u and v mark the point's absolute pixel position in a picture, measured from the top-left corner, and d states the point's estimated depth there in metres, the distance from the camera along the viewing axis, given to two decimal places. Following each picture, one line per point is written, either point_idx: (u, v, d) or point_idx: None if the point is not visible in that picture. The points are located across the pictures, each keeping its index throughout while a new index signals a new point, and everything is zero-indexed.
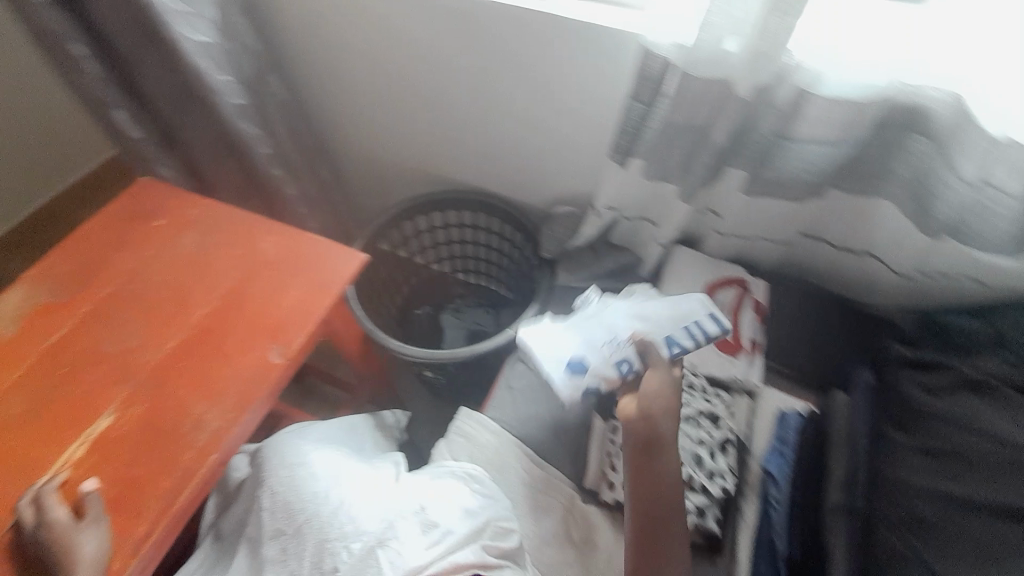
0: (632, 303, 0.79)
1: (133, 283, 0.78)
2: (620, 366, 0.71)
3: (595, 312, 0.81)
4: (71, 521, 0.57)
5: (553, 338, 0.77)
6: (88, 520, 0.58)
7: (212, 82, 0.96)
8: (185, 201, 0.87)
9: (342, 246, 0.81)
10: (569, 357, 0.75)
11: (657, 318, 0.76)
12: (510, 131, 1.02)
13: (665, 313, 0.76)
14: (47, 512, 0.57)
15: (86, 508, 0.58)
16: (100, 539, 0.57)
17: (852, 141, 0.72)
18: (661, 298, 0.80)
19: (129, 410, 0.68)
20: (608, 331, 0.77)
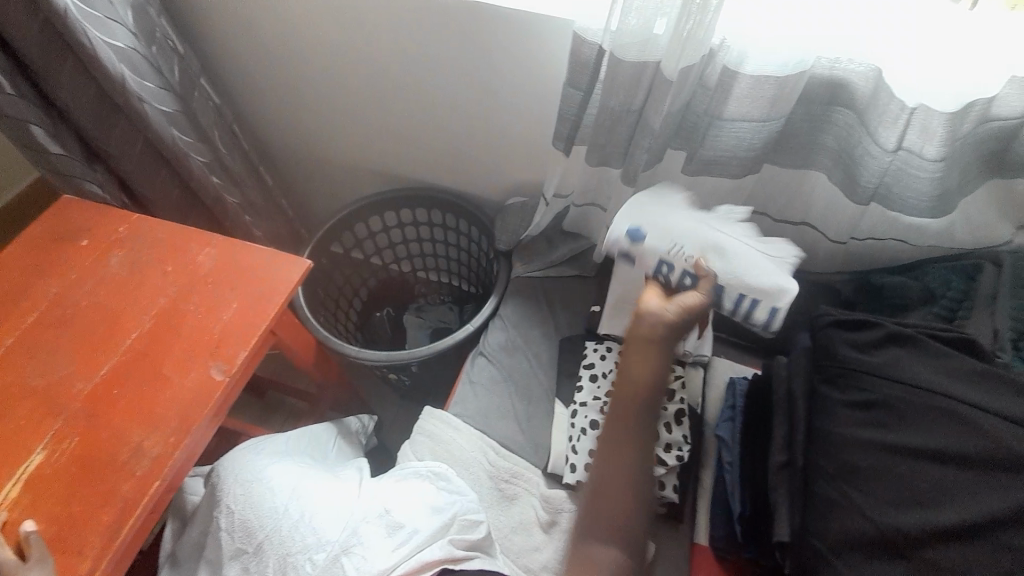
0: (745, 240, 0.65)
1: (58, 309, 0.73)
2: (662, 263, 0.64)
3: (717, 217, 0.67)
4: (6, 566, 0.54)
5: (656, 205, 0.68)
6: (31, 562, 0.54)
7: (138, 90, 0.88)
8: (111, 219, 0.82)
9: (285, 254, 0.79)
10: (646, 226, 0.66)
11: (748, 265, 0.63)
12: (455, 125, 1.01)
13: (753, 268, 0.63)
14: None
15: (27, 549, 0.55)
16: None
17: (780, 117, 0.73)
18: (775, 261, 0.64)
19: (65, 444, 0.64)
20: (695, 230, 0.64)
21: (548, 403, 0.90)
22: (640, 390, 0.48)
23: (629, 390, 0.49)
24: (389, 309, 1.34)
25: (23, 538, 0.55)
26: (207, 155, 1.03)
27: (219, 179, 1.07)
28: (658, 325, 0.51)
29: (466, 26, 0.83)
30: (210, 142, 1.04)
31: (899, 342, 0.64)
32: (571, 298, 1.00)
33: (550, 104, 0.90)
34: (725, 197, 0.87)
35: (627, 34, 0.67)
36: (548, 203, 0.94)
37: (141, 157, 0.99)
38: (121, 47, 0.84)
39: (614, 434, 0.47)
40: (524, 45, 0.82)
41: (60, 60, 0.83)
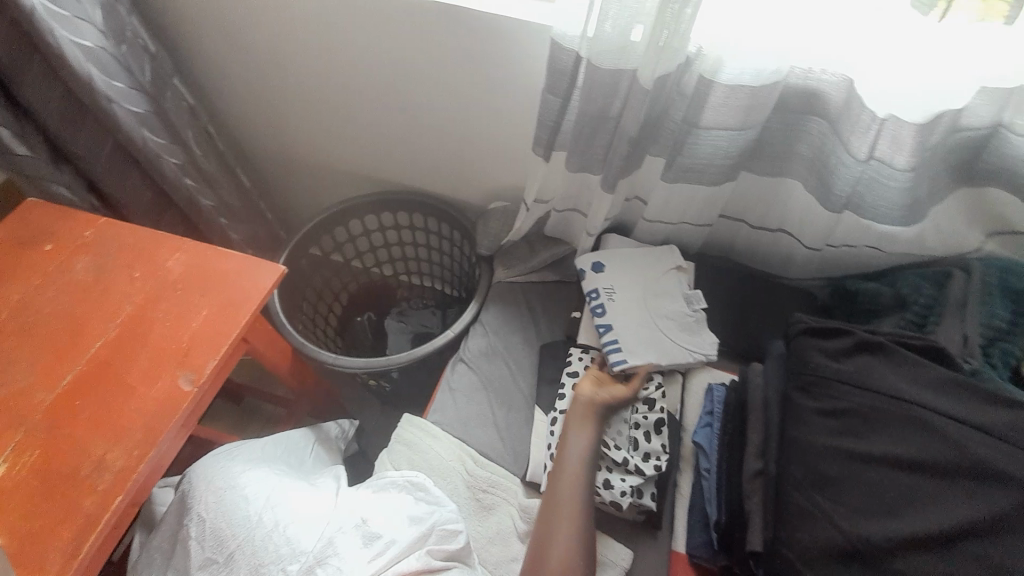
0: (670, 313, 0.86)
1: (19, 316, 0.71)
2: (595, 303, 0.87)
3: (669, 286, 0.88)
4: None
5: (631, 257, 0.90)
6: None
7: (106, 90, 0.85)
8: (76, 222, 0.79)
9: (258, 259, 0.78)
10: (605, 268, 0.90)
11: (653, 323, 0.85)
12: (436, 129, 1.00)
13: (650, 329, 0.84)
14: None
15: None
16: None
17: (754, 126, 0.74)
18: (677, 334, 0.84)
19: (24, 456, 0.62)
20: (638, 289, 0.87)
21: (528, 409, 0.89)
22: (573, 466, 0.72)
23: (565, 465, 0.72)
24: (370, 313, 1.32)
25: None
26: (180, 157, 1.01)
27: (193, 182, 1.05)
28: (589, 408, 0.76)
29: (445, 31, 0.82)
30: (185, 143, 1.01)
31: (871, 350, 0.64)
32: (552, 303, 1.00)
33: (530, 110, 0.90)
34: (703, 204, 0.88)
35: (603, 42, 0.66)
36: (529, 209, 0.93)
37: (112, 159, 0.96)
38: (90, 47, 0.82)
39: (552, 499, 0.70)
40: (504, 51, 0.82)
41: (25, 59, 0.81)
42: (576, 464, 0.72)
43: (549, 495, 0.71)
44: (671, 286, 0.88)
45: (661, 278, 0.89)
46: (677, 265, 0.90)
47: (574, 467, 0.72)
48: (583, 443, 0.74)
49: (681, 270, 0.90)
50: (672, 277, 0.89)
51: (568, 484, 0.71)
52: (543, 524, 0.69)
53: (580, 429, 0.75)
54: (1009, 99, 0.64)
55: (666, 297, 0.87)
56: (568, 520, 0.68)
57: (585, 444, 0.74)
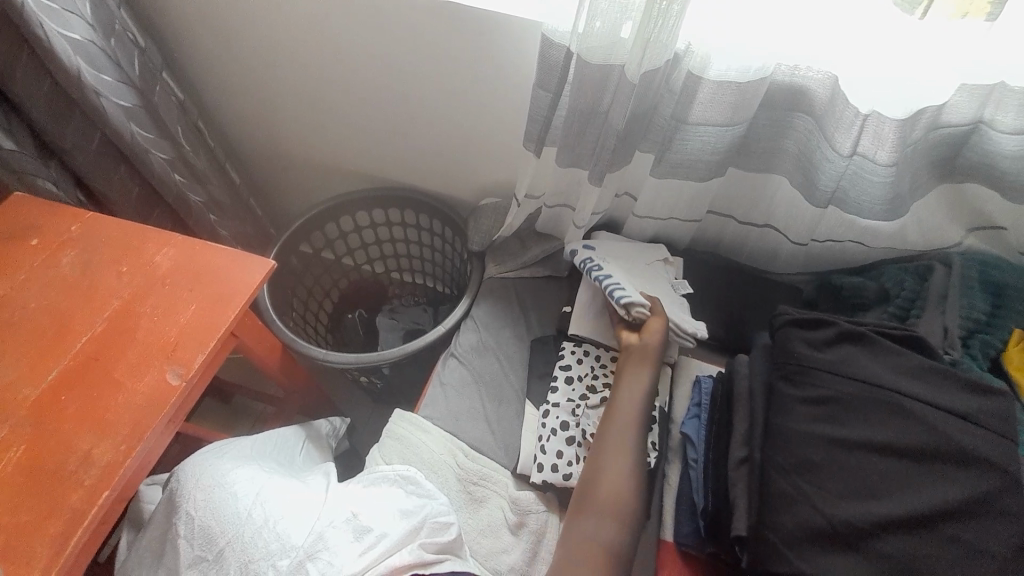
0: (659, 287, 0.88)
1: (3, 311, 0.70)
2: (591, 267, 0.88)
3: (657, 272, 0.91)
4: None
5: (620, 248, 0.93)
6: None
7: (93, 83, 0.84)
8: (62, 216, 0.79)
9: (246, 254, 0.77)
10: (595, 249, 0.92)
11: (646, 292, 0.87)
12: (427, 125, 1.00)
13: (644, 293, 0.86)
14: None
15: None
16: None
17: (741, 122, 0.75)
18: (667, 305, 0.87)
19: (7, 454, 0.61)
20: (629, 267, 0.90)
21: (519, 403, 0.90)
22: (630, 410, 0.75)
23: (619, 406, 0.76)
24: (362, 310, 1.32)
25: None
26: (169, 152, 1.00)
27: (183, 177, 1.04)
28: (644, 354, 0.80)
29: (438, 28, 0.82)
30: (174, 138, 1.00)
31: (852, 340, 0.65)
32: (543, 298, 1.01)
33: (521, 106, 0.90)
34: (692, 200, 0.89)
35: (594, 38, 0.67)
36: (520, 204, 0.93)
37: (100, 153, 0.95)
38: (78, 40, 0.81)
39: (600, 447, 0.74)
40: (496, 47, 0.82)
41: (11, 52, 0.80)
42: (631, 409, 0.75)
43: (601, 435, 0.75)
44: (658, 272, 0.91)
45: (648, 264, 0.91)
46: (661, 258, 0.93)
47: (631, 411, 0.75)
48: (639, 388, 0.77)
49: (667, 263, 0.93)
50: (658, 265, 0.92)
51: (621, 426, 0.74)
52: (595, 460, 0.73)
53: (637, 373, 0.78)
54: (988, 95, 0.66)
55: (654, 279, 0.89)
56: (619, 459, 0.72)
57: (640, 389, 0.77)
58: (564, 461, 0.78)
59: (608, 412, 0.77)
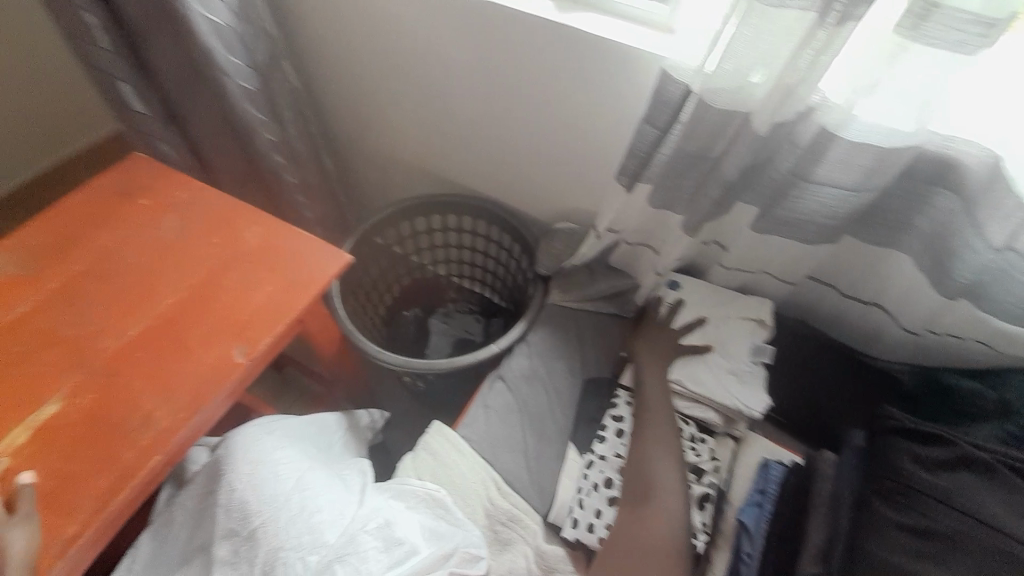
0: (728, 359, 0.82)
1: (103, 263, 0.74)
2: (663, 309, 0.90)
3: (750, 334, 0.85)
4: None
5: (721, 297, 0.89)
6: (17, 517, 0.54)
7: (222, 62, 0.89)
8: (171, 181, 0.83)
9: (325, 244, 0.79)
10: (691, 287, 0.90)
11: (714, 359, 0.83)
12: (519, 140, 0.98)
13: (719, 361, 0.82)
14: None
15: (18, 503, 0.54)
16: (27, 537, 0.54)
17: (873, 189, 0.67)
18: (733, 377, 0.81)
19: (80, 399, 0.65)
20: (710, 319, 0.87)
21: (561, 444, 0.86)
22: (664, 476, 0.75)
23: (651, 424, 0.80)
24: (417, 309, 1.33)
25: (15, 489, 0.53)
26: (276, 134, 1.03)
27: (282, 158, 1.08)
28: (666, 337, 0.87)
29: (552, 49, 0.80)
30: (281, 120, 1.04)
31: (972, 467, 0.58)
32: (604, 336, 0.96)
33: (622, 134, 0.86)
34: (791, 259, 0.82)
35: (721, 79, 0.61)
36: (598, 236, 0.90)
37: (214, 125, 1.02)
38: (218, 23, 0.85)
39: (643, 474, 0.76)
40: (607, 76, 0.79)
41: (154, 26, 0.86)
42: (665, 478, 0.75)
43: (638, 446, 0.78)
44: (739, 333, 0.84)
45: (730, 324, 0.86)
46: (759, 316, 0.86)
47: (666, 474, 0.75)
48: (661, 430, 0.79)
49: (761, 325, 0.86)
50: (746, 324, 0.86)
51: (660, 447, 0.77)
52: (635, 475, 0.76)
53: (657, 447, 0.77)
54: None
55: (734, 343, 0.84)
56: (669, 476, 0.75)
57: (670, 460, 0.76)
58: (601, 521, 0.76)
59: (637, 481, 0.76)
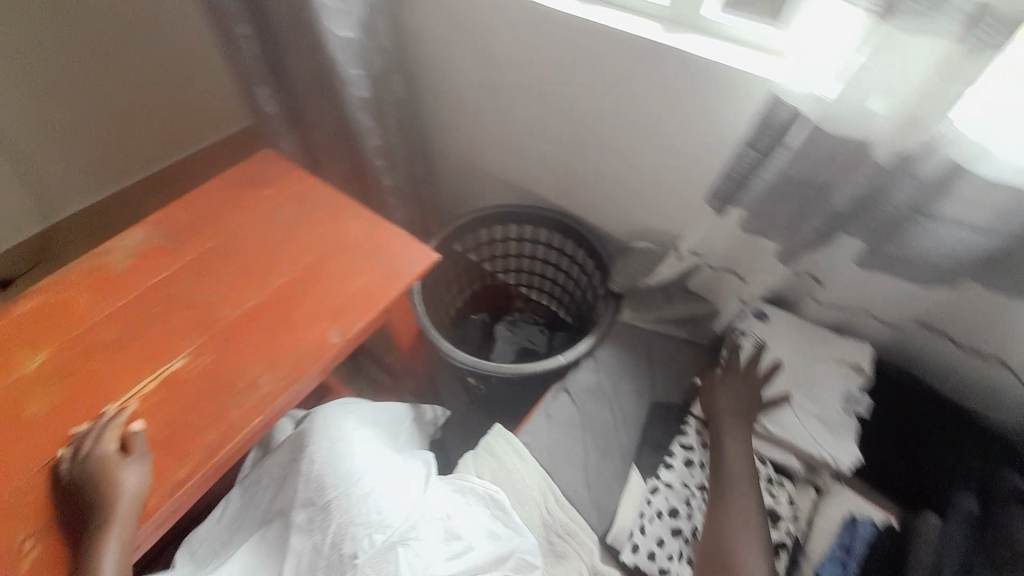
0: (814, 401, 0.80)
1: (232, 241, 0.82)
2: (745, 338, 0.87)
3: (841, 374, 0.82)
4: (116, 456, 0.61)
5: (810, 334, 0.85)
6: (133, 456, 0.62)
7: (345, 74, 0.98)
8: (292, 177, 0.92)
9: (418, 242, 0.85)
10: (778, 318, 0.87)
11: (799, 401, 0.80)
12: (608, 157, 0.98)
13: (806, 403, 0.80)
14: (98, 444, 0.62)
15: (133, 445, 0.63)
16: (140, 475, 0.61)
17: (1006, 232, 0.61)
18: (820, 421, 0.78)
19: (200, 358, 0.71)
20: (796, 356, 0.84)
21: (623, 466, 0.84)
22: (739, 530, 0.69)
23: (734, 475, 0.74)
24: (486, 313, 1.37)
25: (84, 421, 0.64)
26: (379, 139, 1.13)
27: (381, 162, 1.17)
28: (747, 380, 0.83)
29: (656, 70, 0.80)
30: (386, 127, 1.13)
31: None
32: (676, 360, 0.95)
33: (718, 157, 0.85)
34: (897, 297, 0.78)
35: (838, 105, 0.60)
36: (681, 257, 0.90)
37: (329, 128, 1.13)
38: (348, 39, 0.94)
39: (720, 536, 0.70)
40: (711, 97, 0.78)
41: (294, 40, 0.97)
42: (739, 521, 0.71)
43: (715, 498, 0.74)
44: (829, 376, 0.81)
45: (820, 365, 0.83)
46: (855, 361, 0.82)
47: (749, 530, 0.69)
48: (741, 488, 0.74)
49: (855, 369, 0.82)
50: (839, 367, 0.82)
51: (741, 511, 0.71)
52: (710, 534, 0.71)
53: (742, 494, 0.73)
54: None
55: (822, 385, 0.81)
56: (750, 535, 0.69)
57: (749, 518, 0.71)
58: (663, 552, 0.73)
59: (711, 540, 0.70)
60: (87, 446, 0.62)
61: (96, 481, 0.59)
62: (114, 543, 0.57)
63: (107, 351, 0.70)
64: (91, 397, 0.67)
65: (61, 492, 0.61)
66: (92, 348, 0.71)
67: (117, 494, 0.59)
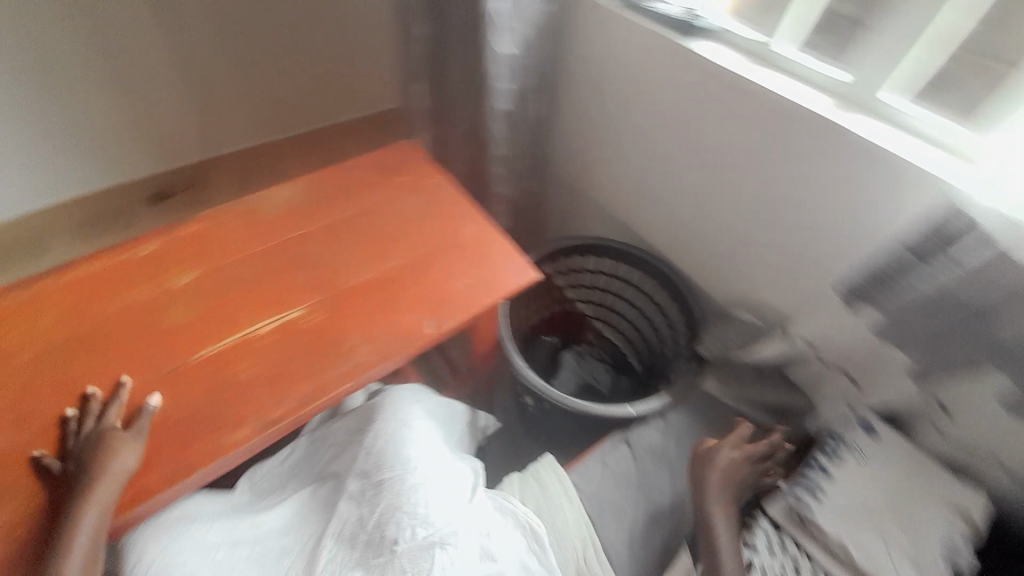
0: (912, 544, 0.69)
1: (365, 217, 0.90)
2: (838, 446, 0.80)
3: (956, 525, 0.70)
4: (116, 430, 0.63)
5: (925, 467, 0.74)
6: (133, 431, 0.63)
7: (494, 87, 1.04)
8: (425, 171, 0.98)
9: (524, 259, 0.87)
10: (885, 437, 0.78)
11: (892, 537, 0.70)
12: (735, 219, 0.94)
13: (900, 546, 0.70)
14: (104, 419, 0.64)
15: (139, 418, 0.64)
16: (135, 451, 0.62)
17: None
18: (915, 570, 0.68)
19: (312, 315, 0.76)
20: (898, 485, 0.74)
21: (671, 540, 0.81)
22: None
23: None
24: (555, 338, 1.34)
25: (88, 397, 0.66)
26: (507, 151, 1.18)
27: (501, 172, 1.22)
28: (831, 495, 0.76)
29: (814, 144, 0.76)
30: (516, 141, 1.18)
31: None
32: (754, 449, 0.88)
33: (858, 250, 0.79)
34: None
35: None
36: (787, 339, 0.88)
37: (464, 130, 1.20)
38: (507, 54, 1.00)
39: None
40: (871, 184, 0.73)
41: (459, 47, 1.05)
42: None
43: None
44: (940, 522, 0.70)
45: (929, 508, 0.71)
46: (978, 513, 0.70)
47: None
48: None
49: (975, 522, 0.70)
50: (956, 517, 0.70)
51: None
52: None
53: None
54: None
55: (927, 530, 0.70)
56: None
57: None
58: None
59: None
60: (90, 426, 0.64)
61: (93, 456, 0.60)
62: (77, 514, 0.56)
63: (204, 305, 0.76)
64: (212, 325, 0.74)
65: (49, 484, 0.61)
66: (197, 295, 0.77)
67: (110, 466, 0.59)
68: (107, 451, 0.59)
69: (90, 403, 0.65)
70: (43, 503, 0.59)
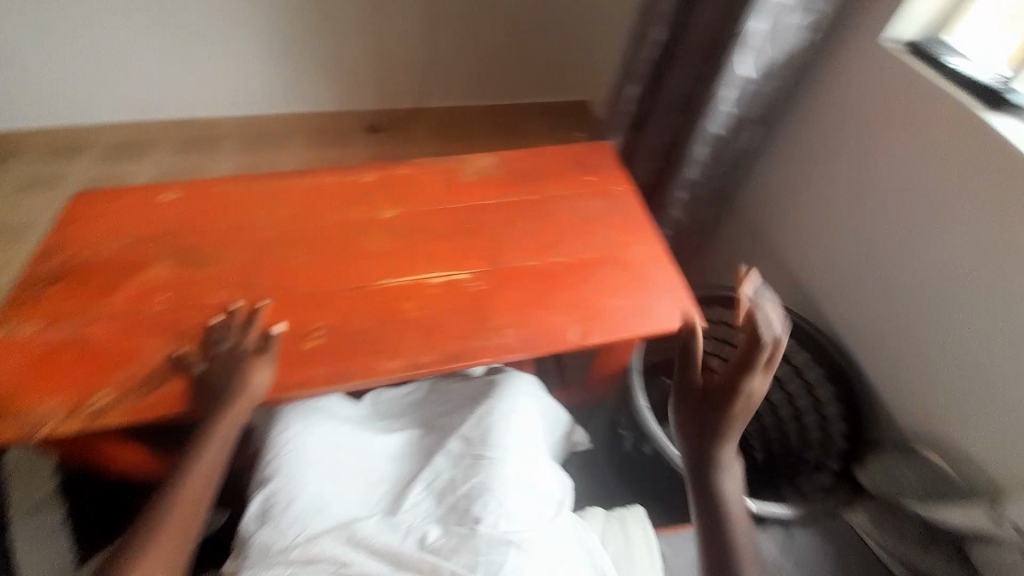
0: None
1: (546, 206, 0.91)
2: None
3: None
4: (252, 351, 0.69)
5: None
6: (265, 355, 0.69)
7: (716, 108, 1.00)
8: (613, 176, 0.97)
9: (689, 299, 0.81)
10: None
11: None
12: (960, 334, 0.81)
13: None
14: (245, 336, 0.71)
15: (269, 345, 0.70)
16: (266, 373, 0.68)
17: None
18: None
19: (477, 282, 0.81)
20: None
21: None
22: None
23: None
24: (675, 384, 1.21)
25: (234, 308, 0.74)
26: (699, 177, 1.12)
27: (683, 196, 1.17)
28: None
29: None
30: (712, 170, 1.12)
31: None
32: None
33: None
34: None
35: None
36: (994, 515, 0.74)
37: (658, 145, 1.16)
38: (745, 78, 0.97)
39: None
40: None
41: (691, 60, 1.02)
42: None
43: None
44: None
45: None
46: None
47: None
48: None
49: None
50: None
51: None
52: None
53: None
54: None
55: None
56: None
57: None
58: None
59: None
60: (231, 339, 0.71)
61: (235, 373, 0.67)
62: (209, 419, 0.65)
63: (376, 248, 0.84)
64: (393, 261, 0.82)
65: (181, 385, 0.68)
66: (376, 236, 0.85)
67: (248, 386, 0.66)
68: (243, 375, 0.66)
69: (233, 315, 0.73)
70: (176, 397, 0.67)
